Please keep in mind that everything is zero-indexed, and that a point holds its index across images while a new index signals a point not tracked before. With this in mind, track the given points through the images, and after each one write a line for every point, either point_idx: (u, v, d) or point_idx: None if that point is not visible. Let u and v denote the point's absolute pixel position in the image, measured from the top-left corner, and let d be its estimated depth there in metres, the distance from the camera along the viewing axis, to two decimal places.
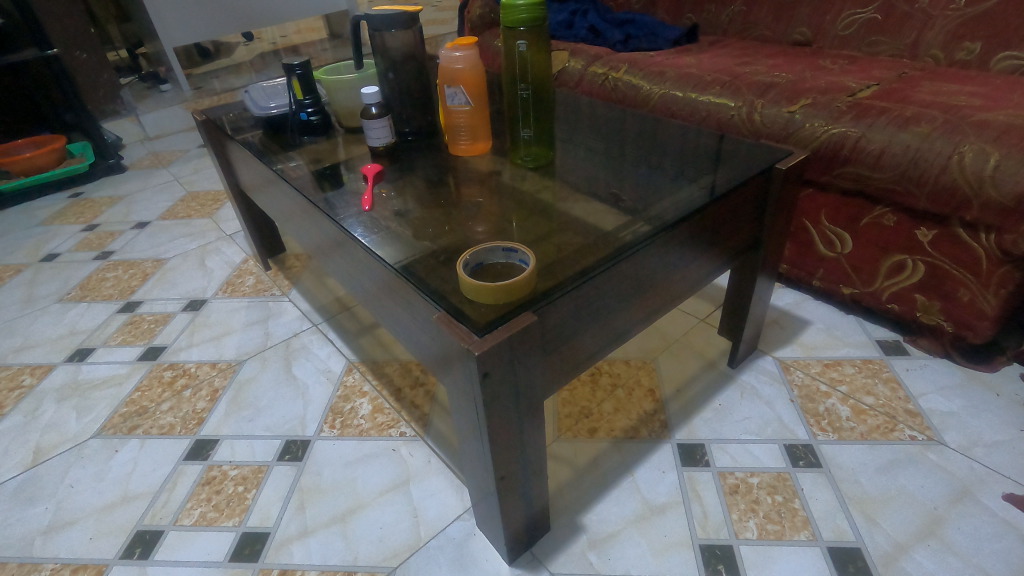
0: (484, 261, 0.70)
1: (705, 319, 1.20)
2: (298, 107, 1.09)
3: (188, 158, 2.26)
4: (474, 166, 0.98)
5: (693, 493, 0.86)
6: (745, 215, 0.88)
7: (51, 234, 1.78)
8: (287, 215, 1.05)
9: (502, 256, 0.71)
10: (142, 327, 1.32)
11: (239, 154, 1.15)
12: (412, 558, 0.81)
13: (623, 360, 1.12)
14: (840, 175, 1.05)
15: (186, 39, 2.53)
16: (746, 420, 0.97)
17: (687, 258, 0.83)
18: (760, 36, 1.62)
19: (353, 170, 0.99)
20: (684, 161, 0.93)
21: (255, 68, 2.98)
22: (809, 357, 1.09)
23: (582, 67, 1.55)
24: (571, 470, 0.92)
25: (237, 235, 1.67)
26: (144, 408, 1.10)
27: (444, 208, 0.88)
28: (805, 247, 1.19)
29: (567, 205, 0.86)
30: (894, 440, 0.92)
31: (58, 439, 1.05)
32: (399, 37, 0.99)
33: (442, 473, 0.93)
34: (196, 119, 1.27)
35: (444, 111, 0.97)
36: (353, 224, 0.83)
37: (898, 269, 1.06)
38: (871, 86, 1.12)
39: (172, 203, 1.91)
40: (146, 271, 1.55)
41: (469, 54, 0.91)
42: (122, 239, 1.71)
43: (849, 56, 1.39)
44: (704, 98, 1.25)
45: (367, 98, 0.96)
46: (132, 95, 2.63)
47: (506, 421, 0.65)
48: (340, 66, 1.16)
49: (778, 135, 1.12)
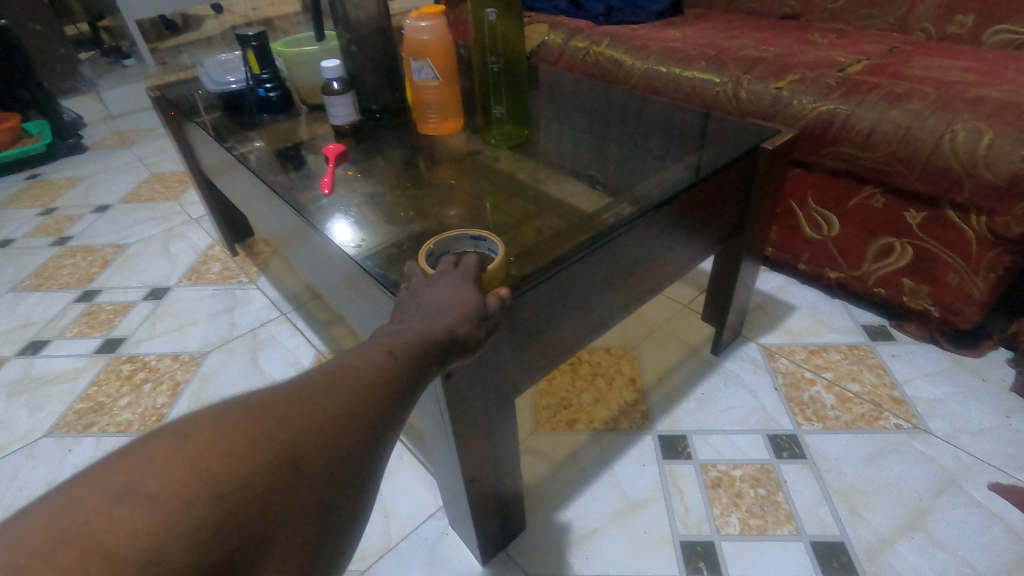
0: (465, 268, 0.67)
1: (689, 305, 1.17)
2: (255, 82, 1.02)
3: (154, 137, 2.16)
4: (444, 146, 0.92)
5: (674, 487, 0.84)
6: (730, 197, 0.84)
7: (5, 219, 1.69)
8: (247, 199, 0.99)
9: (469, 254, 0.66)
10: (100, 318, 1.26)
11: (195, 133, 1.08)
12: (381, 560, 0.78)
13: (604, 349, 1.08)
14: (828, 155, 1.01)
15: (149, 10, 2.40)
16: (729, 410, 0.94)
17: (669, 243, 0.79)
18: (747, 9, 1.56)
19: (316, 151, 0.93)
20: (667, 140, 0.88)
21: (225, 42, 2.85)
22: (794, 343, 1.06)
23: (563, 42, 1.48)
24: (548, 463, 0.89)
25: (203, 219, 1.60)
26: (100, 404, 1.04)
27: (412, 191, 0.83)
28: (791, 229, 1.16)
29: (543, 187, 0.81)
30: (879, 429, 0.89)
31: (8, 438, 0.99)
32: (361, 6, 0.92)
33: (414, 470, 0.89)
34: (150, 96, 1.19)
35: (411, 86, 0.90)
36: (313, 210, 0.77)
37: (886, 253, 1.03)
38: (861, 61, 1.08)
39: (136, 185, 1.82)
40: (107, 257, 1.47)
41: (437, 25, 0.84)
42: (81, 224, 1.62)
43: (838, 29, 1.34)
44: (688, 74, 1.20)
45: (328, 73, 0.89)
46: (93, 71, 2.50)
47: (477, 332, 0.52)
48: (301, 38, 1.09)
49: (765, 113, 1.07)
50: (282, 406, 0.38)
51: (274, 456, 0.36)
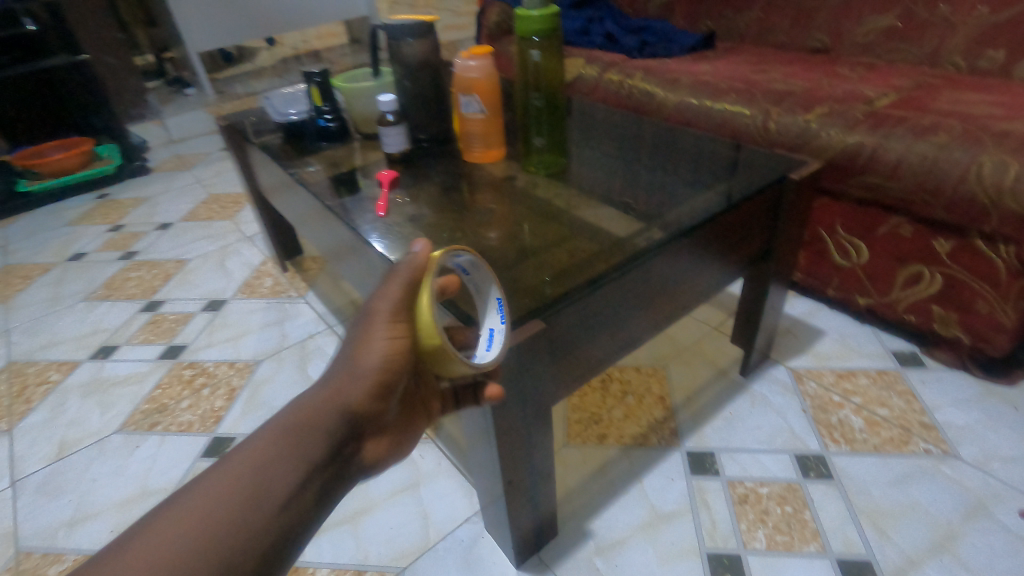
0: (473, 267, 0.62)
1: (717, 327, 1.20)
2: (316, 114, 1.12)
3: (211, 160, 2.31)
4: (487, 173, 0.99)
5: (701, 501, 0.86)
6: (757, 224, 0.88)
7: (77, 235, 1.83)
8: (304, 219, 1.08)
9: (464, 264, 0.61)
10: (163, 326, 1.36)
11: (257, 158, 1.18)
12: (420, 558, 0.83)
13: (634, 367, 1.12)
14: (855, 184, 1.05)
15: (210, 44, 2.59)
16: (757, 430, 0.97)
17: (697, 267, 0.83)
18: (777, 43, 1.61)
19: (369, 176, 1.01)
20: (696, 169, 0.93)
21: (276, 72, 3.03)
22: (822, 367, 1.08)
23: (597, 74, 1.56)
24: (579, 475, 0.92)
25: (256, 237, 1.71)
26: (164, 405, 1.13)
27: (456, 214, 0.89)
28: (819, 255, 1.18)
29: (579, 212, 0.87)
30: (908, 453, 0.91)
31: (82, 434, 1.09)
32: (415, 45, 1.00)
33: (452, 476, 0.94)
34: (218, 125, 1.30)
35: (458, 118, 0.97)
36: (368, 229, 0.84)
37: (915, 280, 1.05)
38: (888, 95, 1.12)
39: (194, 205, 1.95)
40: (169, 271, 1.59)
41: (484, 64, 0.92)
42: (145, 241, 1.75)
43: (868, 63, 1.38)
44: (718, 106, 1.25)
45: (384, 106, 0.98)
46: (158, 99, 2.70)
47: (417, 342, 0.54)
48: (357, 74, 1.18)
49: (793, 143, 1.12)
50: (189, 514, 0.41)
51: (213, 509, 0.41)
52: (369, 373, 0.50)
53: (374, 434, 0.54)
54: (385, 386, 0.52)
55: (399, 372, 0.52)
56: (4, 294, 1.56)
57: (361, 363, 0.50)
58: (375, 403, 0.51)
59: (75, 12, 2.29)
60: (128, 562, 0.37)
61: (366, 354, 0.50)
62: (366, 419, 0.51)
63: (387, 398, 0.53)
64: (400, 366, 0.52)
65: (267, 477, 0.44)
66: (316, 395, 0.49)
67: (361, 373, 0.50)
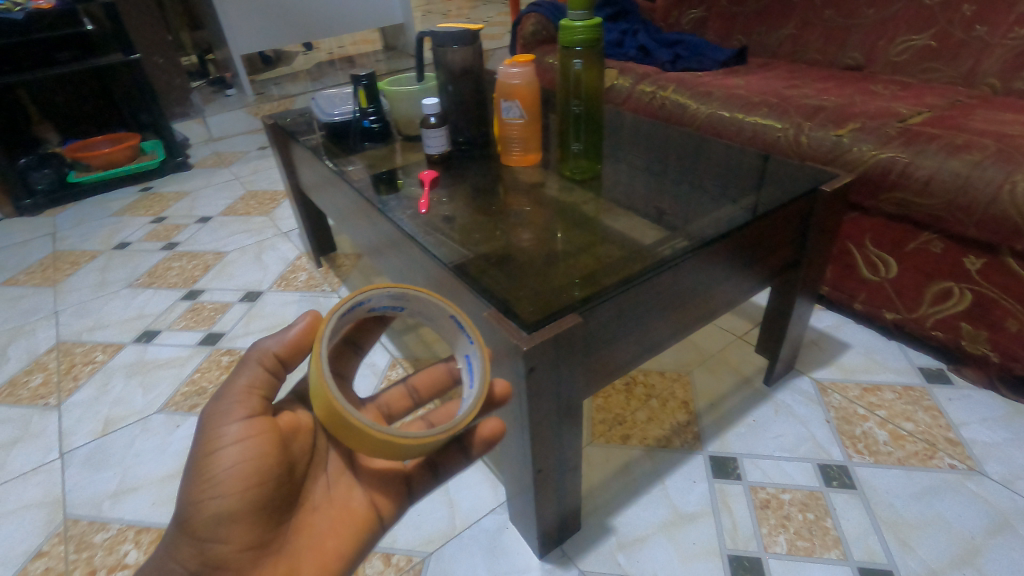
0: (402, 297, 0.59)
1: (742, 337, 1.21)
2: (361, 115, 1.16)
3: (249, 159, 2.39)
4: (523, 176, 1.02)
5: (723, 504, 0.88)
6: (786, 234, 0.89)
7: (122, 225, 1.92)
8: (345, 215, 1.12)
9: (389, 301, 0.59)
10: (203, 314, 1.42)
11: (302, 155, 1.24)
12: (447, 545, 0.86)
13: (659, 372, 1.14)
14: (886, 200, 1.06)
15: (253, 47, 2.69)
16: (780, 438, 0.98)
17: (725, 274, 0.84)
18: (810, 60, 1.63)
19: (409, 176, 1.05)
20: (727, 179, 0.95)
21: (313, 75, 3.12)
22: (847, 380, 1.08)
23: (630, 85, 1.59)
24: (602, 473, 0.94)
25: (292, 233, 1.77)
26: (203, 388, 1.18)
27: (493, 214, 0.93)
28: (847, 269, 1.18)
29: (610, 217, 0.90)
30: (932, 467, 0.91)
31: (126, 412, 1.14)
32: (459, 52, 1.05)
33: (478, 469, 0.97)
34: (263, 123, 1.35)
35: (498, 123, 1.01)
36: (410, 225, 0.88)
37: (944, 297, 1.05)
38: (922, 113, 1.13)
39: (233, 200, 2.02)
40: (208, 262, 1.65)
41: (526, 71, 0.96)
42: (186, 232, 1.83)
43: (901, 81, 1.39)
44: (750, 119, 1.27)
45: (428, 109, 1.02)
46: (200, 99, 2.80)
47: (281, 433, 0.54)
48: (401, 78, 1.23)
49: (824, 157, 1.13)
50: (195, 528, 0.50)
51: (205, 523, 0.50)
52: (212, 505, 0.49)
53: (258, 565, 0.52)
54: (242, 509, 0.50)
55: (254, 483, 0.51)
56: (54, 278, 1.63)
57: (201, 493, 0.49)
58: (234, 531, 0.50)
59: (130, 14, 2.41)
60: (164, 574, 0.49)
61: (207, 477, 0.49)
62: (230, 553, 0.51)
63: (257, 519, 0.52)
64: (250, 479, 0.50)
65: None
66: (170, 540, 0.50)
67: (204, 497, 0.49)
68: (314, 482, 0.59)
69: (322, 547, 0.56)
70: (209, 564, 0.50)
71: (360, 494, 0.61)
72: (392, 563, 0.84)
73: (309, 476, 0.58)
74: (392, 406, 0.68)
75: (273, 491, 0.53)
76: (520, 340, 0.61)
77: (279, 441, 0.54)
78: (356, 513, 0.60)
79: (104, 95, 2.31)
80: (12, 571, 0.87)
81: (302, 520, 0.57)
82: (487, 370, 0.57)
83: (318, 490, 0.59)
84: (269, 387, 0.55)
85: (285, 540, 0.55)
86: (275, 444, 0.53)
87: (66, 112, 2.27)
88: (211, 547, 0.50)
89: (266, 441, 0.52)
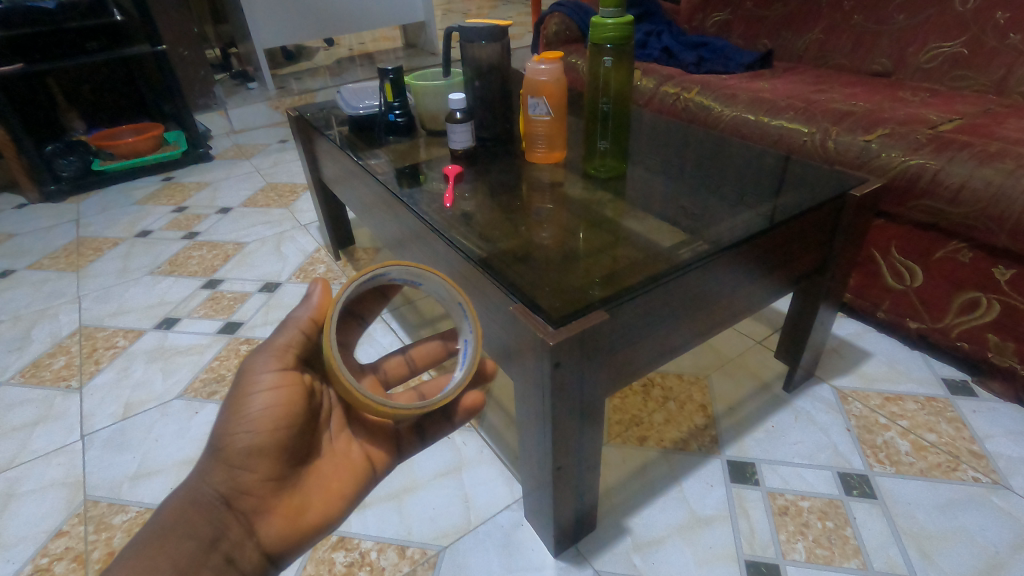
0: (411, 275, 0.58)
1: (762, 342, 1.20)
2: (387, 109, 1.17)
3: (270, 151, 2.41)
4: (548, 173, 1.02)
5: (740, 509, 0.87)
6: (814, 239, 0.88)
7: (145, 213, 1.94)
8: (368, 208, 1.13)
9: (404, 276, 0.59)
10: (223, 303, 1.43)
11: (326, 148, 1.25)
12: (462, 539, 0.86)
13: (676, 374, 1.13)
14: (914, 208, 1.05)
15: (277, 41, 2.71)
16: (799, 445, 0.97)
17: (751, 277, 0.83)
18: (837, 65, 1.61)
19: (433, 170, 1.05)
20: (754, 181, 0.94)
21: (334, 70, 3.14)
22: (869, 389, 1.07)
23: (654, 86, 1.59)
24: (618, 473, 0.94)
25: (311, 225, 1.78)
26: (222, 376, 1.19)
27: (517, 209, 0.92)
28: (871, 277, 1.18)
29: (630, 219, 0.88)
30: (955, 480, 0.89)
31: (146, 396, 1.15)
32: (487, 48, 1.05)
33: (494, 465, 0.97)
34: (288, 115, 1.36)
35: (524, 120, 1.01)
36: (434, 218, 0.89)
37: (972, 307, 1.04)
38: (953, 120, 1.11)
39: (253, 192, 2.04)
40: (228, 252, 1.67)
41: (554, 68, 0.96)
42: (207, 222, 1.85)
43: (931, 89, 1.37)
44: (776, 123, 1.27)
45: (454, 104, 1.02)
46: (223, 91, 2.83)
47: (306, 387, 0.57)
48: (428, 73, 1.24)
49: (852, 163, 1.12)
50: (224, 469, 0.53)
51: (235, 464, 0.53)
52: (243, 440, 0.53)
53: (275, 500, 0.55)
54: (268, 446, 0.54)
55: (283, 424, 0.54)
56: (77, 264, 1.66)
57: (234, 428, 0.53)
58: (260, 465, 0.54)
59: (158, 6, 2.44)
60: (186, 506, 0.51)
61: (241, 414, 0.53)
62: (253, 486, 0.54)
63: (278, 456, 0.55)
64: (279, 420, 0.54)
65: (154, 560, 0.48)
66: (197, 469, 0.53)
67: (236, 431, 0.53)
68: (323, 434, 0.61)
69: (328, 485, 0.60)
70: (233, 493, 0.53)
71: (357, 447, 0.63)
72: (406, 556, 0.84)
73: (321, 425, 0.61)
74: (388, 372, 0.70)
75: (297, 434, 0.56)
76: (545, 336, 0.61)
77: (305, 392, 0.57)
78: (354, 462, 0.62)
79: (129, 85, 2.35)
80: (33, 549, 0.89)
81: (312, 465, 0.59)
82: (477, 355, 0.59)
83: (325, 441, 0.61)
84: (305, 347, 0.58)
85: (299, 482, 0.58)
86: (301, 395, 0.56)
87: (93, 100, 2.32)
88: (237, 478, 0.53)
89: (296, 391, 0.56)
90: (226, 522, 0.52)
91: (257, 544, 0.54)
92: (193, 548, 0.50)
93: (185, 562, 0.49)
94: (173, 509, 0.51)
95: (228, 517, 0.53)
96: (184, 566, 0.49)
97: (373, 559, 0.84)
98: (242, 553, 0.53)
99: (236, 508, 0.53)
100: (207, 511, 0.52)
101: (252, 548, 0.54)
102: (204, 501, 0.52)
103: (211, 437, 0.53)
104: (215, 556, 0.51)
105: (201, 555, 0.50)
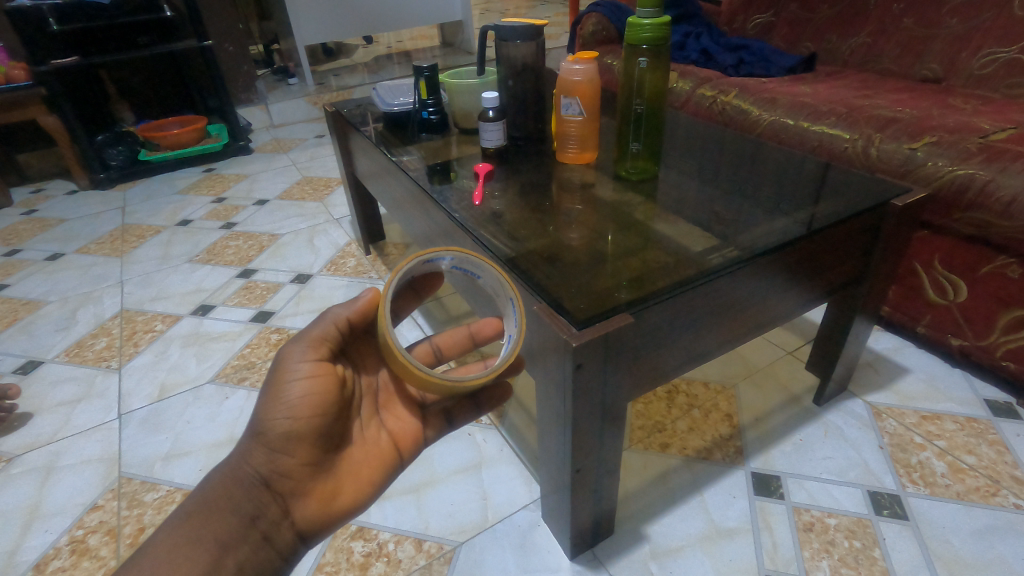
0: (468, 262, 0.60)
1: (793, 353, 1.17)
2: (421, 106, 1.18)
3: (307, 146, 2.46)
4: (578, 174, 1.01)
5: (764, 523, 0.85)
6: (851, 249, 0.85)
7: (186, 203, 2.01)
8: (399, 203, 1.14)
9: (453, 262, 0.61)
10: (256, 292, 1.47)
11: (361, 143, 1.27)
12: (479, 536, 0.86)
13: (703, 382, 1.11)
14: (961, 220, 1.01)
15: (316, 37, 2.77)
16: (828, 460, 0.94)
17: (783, 286, 0.81)
18: (883, 70, 1.56)
19: (463, 167, 1.06)
20: (789, 188, 0.92)
21: (372, 67, 3.19)
22: (904, 406, 1.03)
23: (690, 89, 1.58)
24: (639, 479, 0.93)
25: (343, 220, 1.81)
26: (252, 363, 1.22)
27: (545, 210, 0.92)
28: (913, 291, 1.13)
29: (661, 223, 0.87)
30: (993, 505, 0.86)
31: (180, 379, 1.19)
32: (522, 47, 1.06)
33: (512, 464, 0.97)
34: (325, 111, 1.40)
35: (557, 119, 1.00)
36: (463, 216, 0.89)
37: (1019, 326, 0.99)
38: (1008, 128, 1.05)
39: (289, 185, 2.09)
40: (263, 243, 1.71)
41: (588, 68, 0.95)
42: (245, 213, 1.90)
43: (983, 96, 1.31)
44: (816, 128, 1.24)
45: (487, 102, 1.03)
46: (265, 87, 2.91)
47: (341, 379, 0.59)
48: (462, 71, 1.25)
49: (894, 172, 1.09)
50: (262, 453, 0.55)
51: (272, 448, 0.55)
52: (282, 426, 0.54)
53: (311, 484, 0.57)
54: (305, 433, 0.55)
55: (318, 412, 0.56)
56: (122, 249, 1.73)
57: (273, 412, 0.54)
58: (298, 451, 0.55)
59: (206, 3, 2.52)
60: (226, 484, 0.54)
61: (279, 399, 0.55)
62: (291, 470, 0.55)
63: (316, 442, 0.56)
64: (316, 407, 0.56)
65: (200, 530, 0.51)
66: (240, 450, 0.55)
67: (275, 418, 0.54)
68: (354, 424, 0.62)
69: (360, 472, 0.60)
70: (274, 476, 0.55)
71: (387, 435, 0.64)
72: (423, 549, 0.85)
73: (356, 414, 0.62)
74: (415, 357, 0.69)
75: (332, 422, 0.57)
76: (569, 336, 0.61)
77: (339, 382, 0.58)
78: (384, 448, 0.63)
79: (177, 79, 2.45)
80: (70, 520, 0.92)
81: (344, 451, 0.60)
82: (517, 349, 0.57)
83: (357, 429, 0.62)
84: (337, 339, 0.60)
85: (334, 467, 0.59)
86: (335, 385, 0.58)
87: (147, 96, 2.43)
88: (277, 462, 0.55)
89: (330, 380, 0.57)
90: (265, 502, 0.54)
91: (291, 524, 0.56)
92: (234, 524, 0.52)
93: (228, 535, 0.51)
94: (217, 485, 0.54)
95: (268, 497, 0.55)
96: (228, 539, 0.51)
97: (391, 550, 0.85)
98: (278, 532, 0.55)
99: (275, 489, 0.55)
100: (248, 492, 0.54)
101: (289, 526, 0.56)
102: (244, 480, 0.54)
103: (253, 422, 0.56)
104: (254, 533, 0.53)
105: (242, 531, 0.52)
